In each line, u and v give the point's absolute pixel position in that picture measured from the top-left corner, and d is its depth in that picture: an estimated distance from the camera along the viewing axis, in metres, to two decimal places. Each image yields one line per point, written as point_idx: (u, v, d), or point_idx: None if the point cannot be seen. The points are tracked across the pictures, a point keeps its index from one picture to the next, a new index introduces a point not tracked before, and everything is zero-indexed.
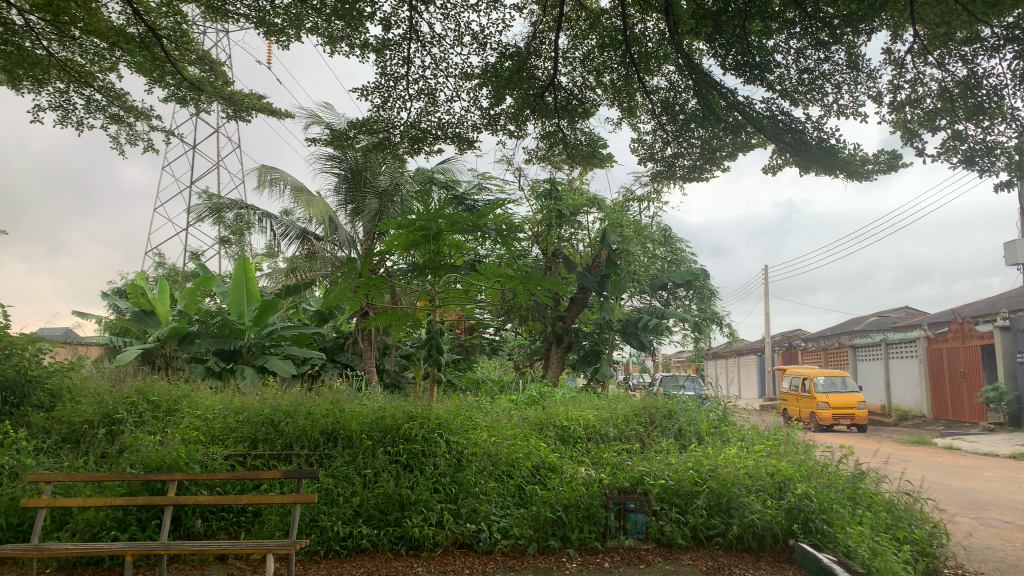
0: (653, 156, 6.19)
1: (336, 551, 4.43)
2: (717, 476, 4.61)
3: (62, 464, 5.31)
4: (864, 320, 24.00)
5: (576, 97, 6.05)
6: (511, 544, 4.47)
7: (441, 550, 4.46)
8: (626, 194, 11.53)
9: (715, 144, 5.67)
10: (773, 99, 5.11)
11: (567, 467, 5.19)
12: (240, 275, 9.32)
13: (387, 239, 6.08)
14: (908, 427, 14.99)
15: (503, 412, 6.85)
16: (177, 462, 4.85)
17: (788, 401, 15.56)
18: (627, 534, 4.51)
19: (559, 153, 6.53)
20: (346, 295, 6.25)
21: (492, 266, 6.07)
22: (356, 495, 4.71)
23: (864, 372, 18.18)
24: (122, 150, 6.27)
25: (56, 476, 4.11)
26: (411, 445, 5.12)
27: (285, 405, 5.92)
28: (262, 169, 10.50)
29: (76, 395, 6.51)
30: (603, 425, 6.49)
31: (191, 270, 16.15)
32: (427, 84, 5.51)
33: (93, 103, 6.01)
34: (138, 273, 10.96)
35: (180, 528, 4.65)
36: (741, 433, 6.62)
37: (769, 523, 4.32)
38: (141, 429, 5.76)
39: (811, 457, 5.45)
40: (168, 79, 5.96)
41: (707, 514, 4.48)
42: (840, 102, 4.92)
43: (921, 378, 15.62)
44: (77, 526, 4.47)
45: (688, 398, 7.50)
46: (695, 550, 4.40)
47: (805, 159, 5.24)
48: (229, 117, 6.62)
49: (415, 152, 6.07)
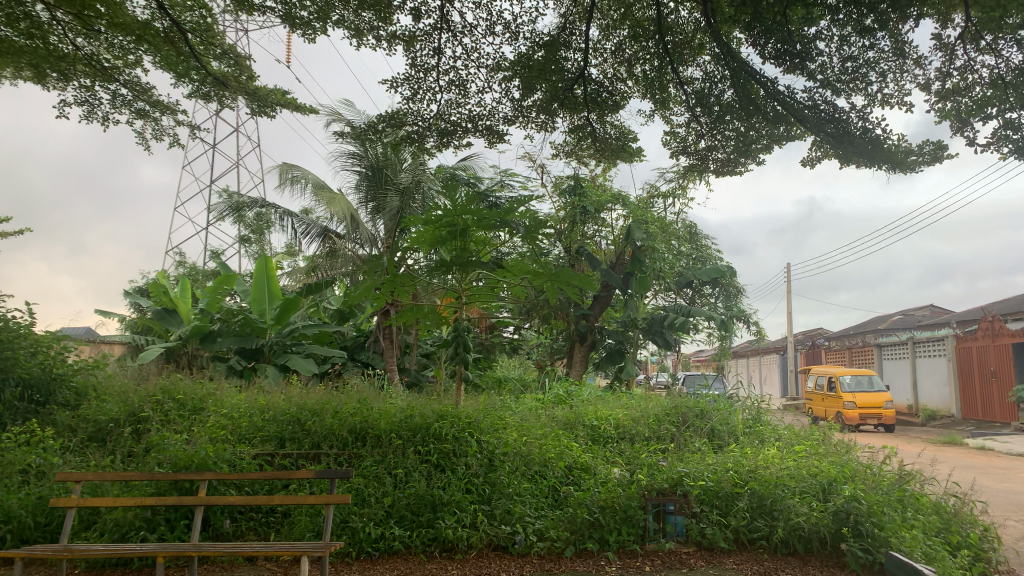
0: (685, 150, 6.04)
1: (368, 553, 4.31)
2: (759, 478, 4.48)
3: (89, 463, 5.24)
4: (890, 318, 23.63)
5: (607, 89, 5.92)
6: (547, 547, 4.33)
7: (476, 553, 4.33)
8: (650, 190, 11.39)
9: (750, 136, 5.51)
10: (815, 88, 4.95)
11: (600, 467, 5.07)
12: (263, 274, 9.08)
13: (412, 236, 5.99)
14: (937, 428, 14.71)
15: (530, 411, 6.72)
16: (205, 461, 4.75)
17: (813, 401, 15.30)
18: (667, 536, 4.37)
19: (587, 147, 6.39)
20: (371, 293, 6.14)
21: (519, 263, 5.95)
22: (388, 495, 4.61)
23: (890, 371, 17.88)
24: (147, 145, 6.21)
25: (84, 476, 4.01)
26: (442, 445, 5.01)
27: (311, 404, 5.86)
28: (285, 167, 10.46)
29: (101, 394, 6.45)
30: (635, 425, 6.35)
31: (212, 269, 16.15)
32: (458, 75, 5.40)
33: (118, 98, 5.96)
34: (160, 271, 10.95)
35: (208, 529, 4.56)
36: (777, 433, 6.46)
37: (816, 526, 4.13)
38: (168, 428, 5.70)
39: (854, 457, 5.26)
40: (194, 75, 5.92)
41: (750, 517, 4.32)
42: (884, 91, 4.75)
43: (950, 377, 15.33)
44: (105, 526, 4.39)
45: (718, 396, 7.34)
46: (739, 554, 4.24)
47: (848, 152, 5.04)
48: (254, 113, 6.57)
49: (443, 147, 5.96)
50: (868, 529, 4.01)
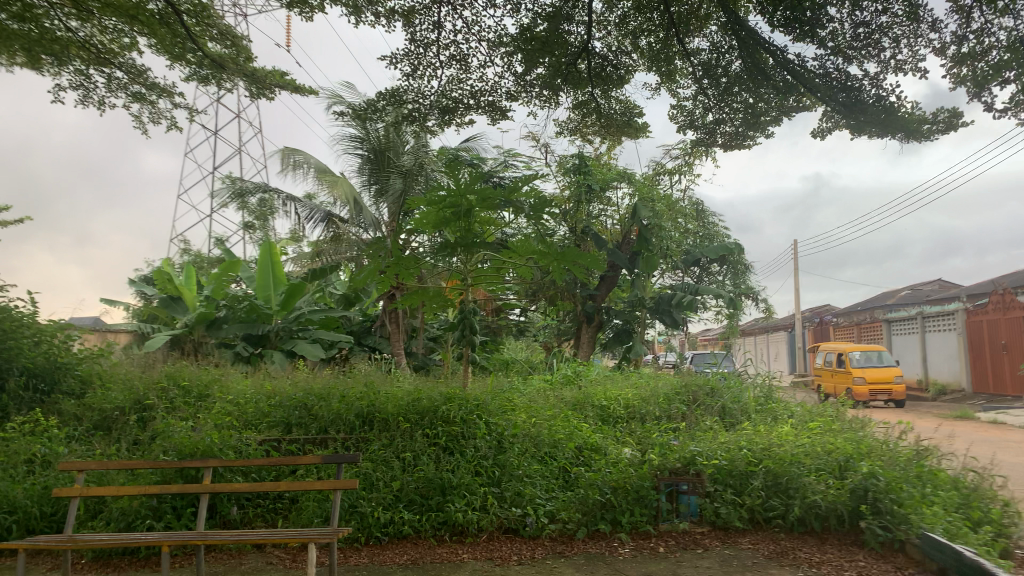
0: (693, 123, 5.90)
1: (378, 538, 4.25)
2: (774, 456, 4.39)
3: (94, 452, 5.19)
4: (898, 292, 23.45)
5: (611, 63, 5.77)
6: (559, 529, 4.26)
7: (486, 536, 4.27)
8: (656, 167, 11.24)
9: (759, 108, 5.38)
10: (825, 56, 4.81)
11: (611, 448, 5.00)
12: (267, 260, 9.07)
13: (416, 218, 5.89)
14: (948, 402, 14.61)
15: (539, 392, 6.66)
16: (210, 448, 4.68)
17: (822, 377, 15.21)
18: (680, 517, 4.31)
19: (593, 124, 6.28)
20: (375, 276, 6.04)
21: (525, 243, 5.85)
22: (396, 479, 4.54)
23: (899, 347, 17.75)
24: (146, 129, 6.14)
25: (87, 465, 3.94)
26: (450, 427, 4.94)
27: (318, 388, 5.81)
28: (286, 151, 10.35)
29: (106, 382, 6.41)
30: (645, 405, 6.27)
31: (217, 256, 16.09)
32: (458, 49, 5.28)
33: (114, 81, 5.87)
34: (164, 258, 10.90)
35: (215, 516, 4.50)
36: (789, 410, 6.37)
37: (833, 504, 4.04)
38: (174, 415, 5.65)
39: (870, 433, 5.16)
40: (190, 58, 5.84)
41: (765, 496, 4.24)
42: (898, 57, 4.61)
43: (961, 351, 15.20)
44: (111, 514, 4.34)
45: (728, 373, 7.25)
46: (754, 534, 4.18)
47: (861, 122, 4.91)
48: (252, 96, 6.48)
49: (445, 125, 5.84)
50: (888, 506, 3.89)
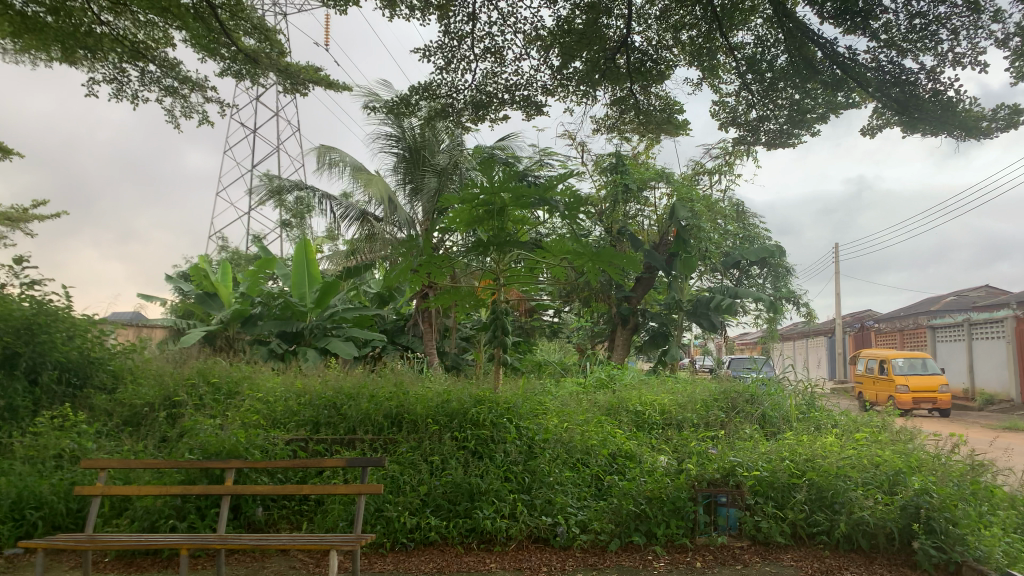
0: (735, 120, 5.70)
1: (404, 544, 4.12)
2: (818, 468, 4.18)
3: (122, 448, 5.16)
4: (943, 298, 22.78)
5: (651, 58, 5.57)
6: (591, 540, 4.09)
7: (515, 545, 4.10)
8: (695, 167, 11.00)
9: (805, 105, 5.15)
10: (878, 49, 4.57)
11: (645, 455, 4.83)
12: (302, 257, 9.03)
13: (449, 216, 5.76)
14: (996, 412, 14.09)
15: (571, 396, 6.49)
16: (235, 448, 4.58)
17: (863, 385, 14.79)
18: (718, 530, 4.10)
19: (631, 121, 6.09)
20: (407, 275, 5.94)
21: (559, 243, 5.68)
22: (423, 483, 4.41)
23: (944, 354, 17.19)
24: (178, 124, 6.12)
25: (110, 463, 3.90)
26: (480, 431, 4.81)
27: (348, 387, 5.77)
28: (322, 149, 10.32)
29: (138, 377, 6.39)
30: (682, 411, 6.08)
31: (254, 253, 16.19)
32: (494, 42, 5.14)
33: (148, 75, 5.87)
34: (200, 256, 10.95)
35: (240, 517, 4.42)
36: (833, 419, 6.13)
37: (883, 521, 3.81)
38: (202, 413, 5.60)
39: (920, 446, 4.90)
40: (224, 53, 5.80)
41: (809, 510, 4.03)
42: (956, 49, 4.36)
43: (1009, 360, 14.67)
44: (135, 513, 4.28)
45: (769, 379, 7.00)
46: (797, 550, 3.96)
47: (914, 119, 4.68)
48: (287, 92, 6.43)
49: (480, 121, 5.71)
50: (942, 525, 3.63)
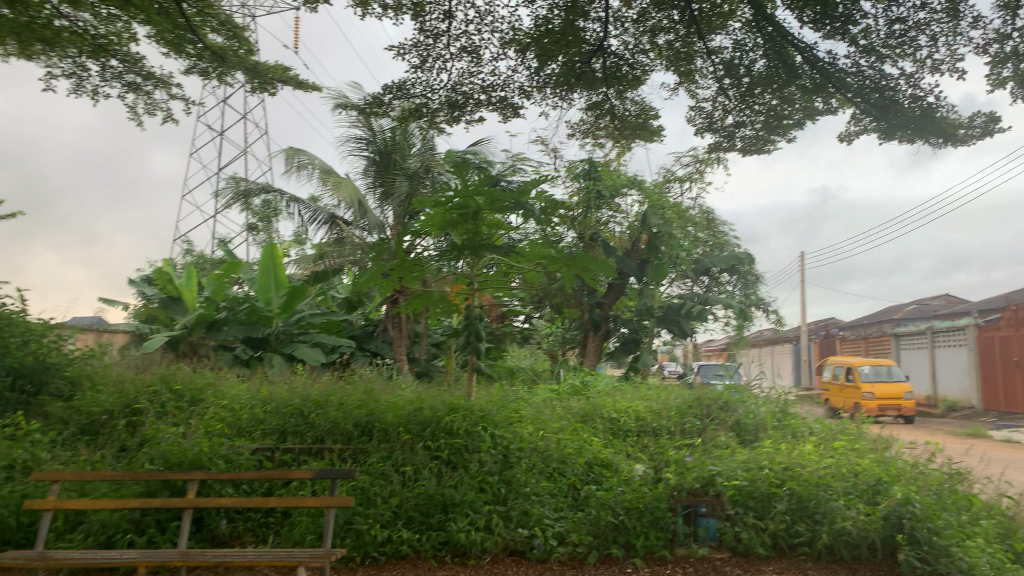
0: (712, 126, 5.65)
1: (374, 558, 3.95)
2: (798, 477, 4.13)
3: (78, 458, 4.93)
4: (905, 306, 23.12)
5: (627, 62, 5.49)
6: (569, 552, 3.95)
7: (490, 558, 3.96)
8: (667, 175, 10.96)
9: (782, 111, 5.14)
10: (857, 55, 4.55)
11: (622, 464, 4.74)
12: (268, 261, 8.82)
13: (421, 219, 5.61)
14: (959, 419, 14.28)
15: (546, 403, 6.38)
16: (199, 458, 4.39)
17: (829, 391, 14.90)
18: (698, 541, 4.01)
19: (606, 126, 6.02)
20: (378, 280, 5.78)
21: (534, 248, 5.56)
22: (395, 494, 4.27)
23: (907, 362, 17.31)
24: (140, 121, 5.94)
25: (63, 476, 3.77)
26: (453, 440, 4.68)
27: (315, 395, 5.61)
28: (290, 152, 10.12)
29: (96, 384, 6.15)
30: (657, 418, 6.00)
31: (219, 256, 15.86)
32: (470, 41, 5.03)
33: (109, 70, 5.71)
34: (164, 259, 10.66)
35: (202, 530, 4.23)
36: (808, 427, 6.09)
37: (865, 531, 3.76)
38: (163, 421, 5.38)
39: (896, 454, 4.87)
40: (190, 50, 5.63)
41: (790, 521, 3.95)
42: (935, 56, 4.36)
43: (971, 368, 14.89)
44: (90, 527, 4.07)
45: (742, 386, 6.95)
46: (778, 562, 3.87)
47: (892, 125, 4.66)
48: (255, 91, 6.25)
49: (454, 122, 5.60)
50: (925, 535, 3.59)
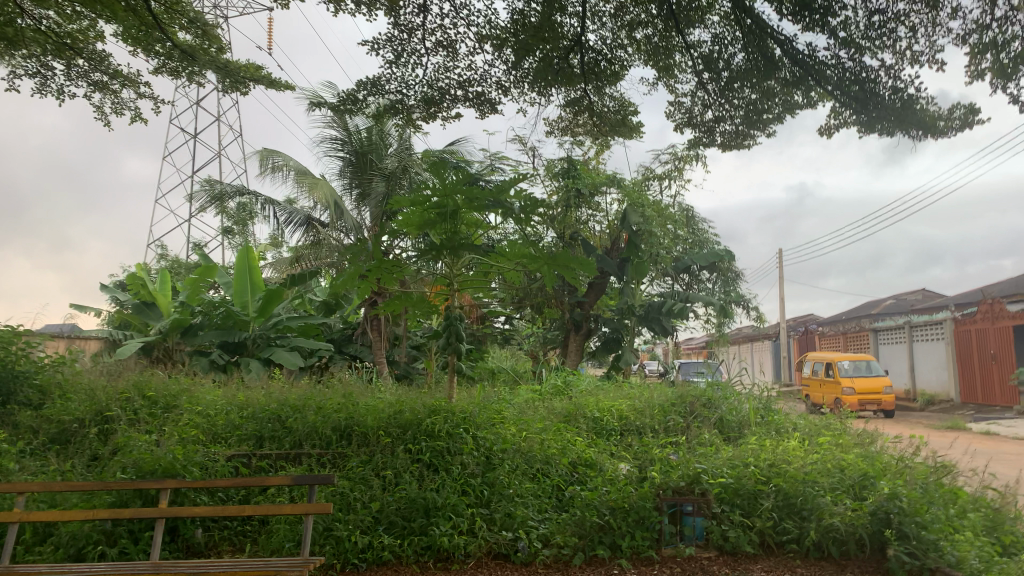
0: (691, 121, 5.61)
1: (355, 565, 3.83)
2: (784, 474, 4.09)
3: (48, 469, 4.78)
4: (881, 302, 23.32)
5: (605, 58, 5.43)
6: (554, 554, 3.86)
7: (474, 562, 3.86)
8: (645, 173, 10.93)
9: (761, 105, 5.12)
10: (836, 47, 4.51)
11: (606, 463, 4.67)
12: (245, 265, 8.69)
13: (398, 219, 5.50)
14: (937, 412, 14.38)
15: (528, 404, 6.30)
16: (172, 466, 4.27)
17: (809, 387, 14.95)
18: (684, 540, 3.94)
19: (585, 123, 5.95)
20: (355, 281, 5.67)
21: (514, 248, 5.48)
22: (375, 499, 4.17)
23: (886, 356, 17.39)
24: (107, 121, 5.81)
25: (29, 487, 3.64)
26: (435, 443, 4.59)
27: (293, 399, 5.50)
28: (265, 153, 9.96)
29: (67, 392, 5.99)
30: (640, 417, 5.94)
31: (194, 261, 15.62)
32: (446, 35, 4.94)
33: (75, 70, 5.60)
34: (138, 264, 10.46)
35: (177, 539, 4.11)
36: (792, 423, 6.06)
37: (853, 528, 3.72)
38: (136, 429, 5.24)
39: (881, 449, 4.84)
40: (159, 48, 5.50)
41: (777, 518, 3.91)
42: (914, 47, 4.33)
43: (949, 361, 15.02)
44: (60, 539, 3.93)
45: (724, 383, 6.91)
46: (766, 560, 3.81)
47: (872, 117, 4.64)
48: (227, 90, 6.13)
49: (431, 119, 5.51)
50: (913, 530, 3.55)
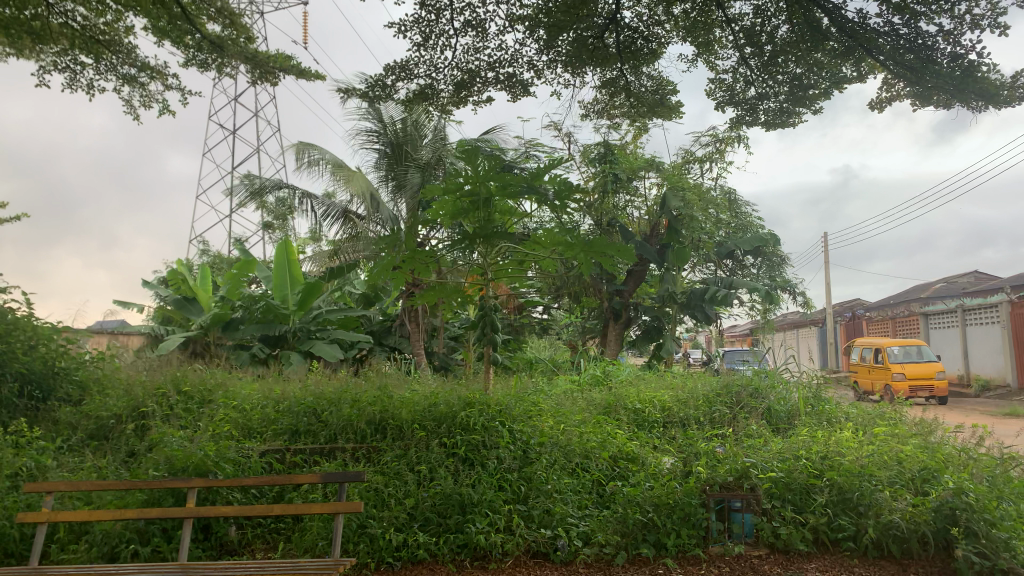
0: (733, 99, 5.35)
1: (389, 563, 3.70)
2: (838, 466, 3.88)
3: (85, 465, 4.75)
4: (931, 284, 22.60)
5: (642, 35, 5.16)
6: (595, 553, 3.68)
7: (512, 561, 3.70)
8: (685, 156, 10.64)
9: (807, 80, 4.85)
10: (889, 12, 4.23)
11: (649, 457, 4.49)
12: (283, 258, 8.66)
13: (430, 208, 5.35)
14: (994, 398, 13.85)
15: (566, 394, 6.14)
16: (204, 462, 4.18)
17: (857, 374, 14.49)
18: (733, 538, 3.74)
19: (622, 104, 5.73)
20: (389, 272, 5.54)
21: (548, 235, 5.30)
22: (410, 495, 4.05)
23: (938, 341, 16.77)
24: (137, 115, 5.76)
25: (58, 487, 3.59)
26: (470, 436, 4.47)
27: (328, 392, 5.41)
28: (301, 146, 9.91)
29: (105, 388, 5.97)
30: (683, 408, 5.73)
31: (234, 257, 15.73)
32: (475, 14, 4.76)
33: (105, 65, 5.56)
34: (179, 260, 10.49)
35: (210, 537, 4.02)
36: (843, 412, 5.80)
37: (915, 525, 3.48)
38: (172, 424, 5.20)
39: (941, 439, 4.57)
40: (188, 40, 5.41)
41: (832, 513, 3.69)
42: (974, 10, 4.04)
43: (1005, 345, 14.20)
44: (93, 537, 3.88)
45: (771, 371, 6.66)
46: (821, 559, 3.59)
47: (930, 87, 4.35)
48: (257, 81, 6.05)
49: (461, 104, 5.34)
50: (983, 527, 3.32)
